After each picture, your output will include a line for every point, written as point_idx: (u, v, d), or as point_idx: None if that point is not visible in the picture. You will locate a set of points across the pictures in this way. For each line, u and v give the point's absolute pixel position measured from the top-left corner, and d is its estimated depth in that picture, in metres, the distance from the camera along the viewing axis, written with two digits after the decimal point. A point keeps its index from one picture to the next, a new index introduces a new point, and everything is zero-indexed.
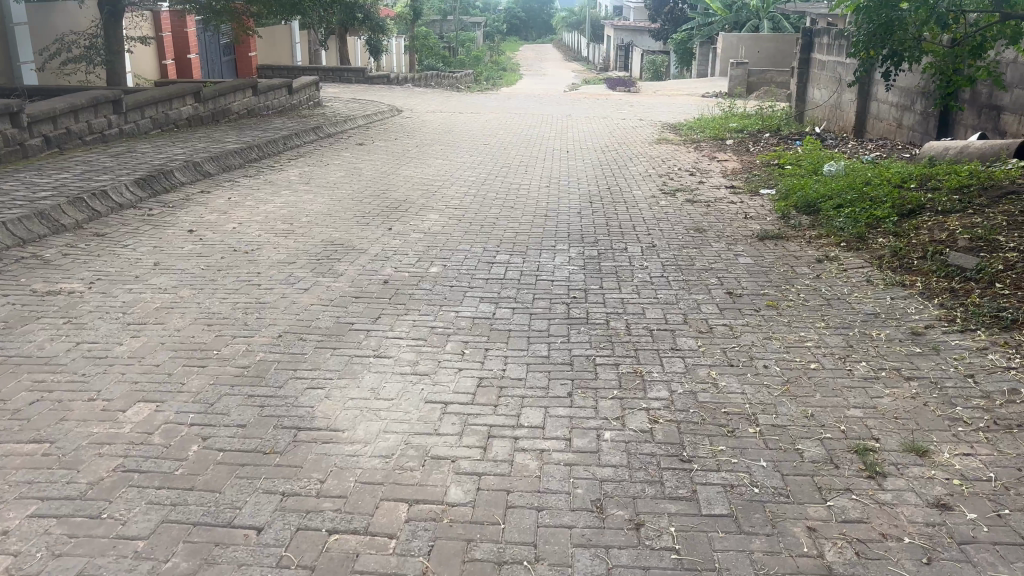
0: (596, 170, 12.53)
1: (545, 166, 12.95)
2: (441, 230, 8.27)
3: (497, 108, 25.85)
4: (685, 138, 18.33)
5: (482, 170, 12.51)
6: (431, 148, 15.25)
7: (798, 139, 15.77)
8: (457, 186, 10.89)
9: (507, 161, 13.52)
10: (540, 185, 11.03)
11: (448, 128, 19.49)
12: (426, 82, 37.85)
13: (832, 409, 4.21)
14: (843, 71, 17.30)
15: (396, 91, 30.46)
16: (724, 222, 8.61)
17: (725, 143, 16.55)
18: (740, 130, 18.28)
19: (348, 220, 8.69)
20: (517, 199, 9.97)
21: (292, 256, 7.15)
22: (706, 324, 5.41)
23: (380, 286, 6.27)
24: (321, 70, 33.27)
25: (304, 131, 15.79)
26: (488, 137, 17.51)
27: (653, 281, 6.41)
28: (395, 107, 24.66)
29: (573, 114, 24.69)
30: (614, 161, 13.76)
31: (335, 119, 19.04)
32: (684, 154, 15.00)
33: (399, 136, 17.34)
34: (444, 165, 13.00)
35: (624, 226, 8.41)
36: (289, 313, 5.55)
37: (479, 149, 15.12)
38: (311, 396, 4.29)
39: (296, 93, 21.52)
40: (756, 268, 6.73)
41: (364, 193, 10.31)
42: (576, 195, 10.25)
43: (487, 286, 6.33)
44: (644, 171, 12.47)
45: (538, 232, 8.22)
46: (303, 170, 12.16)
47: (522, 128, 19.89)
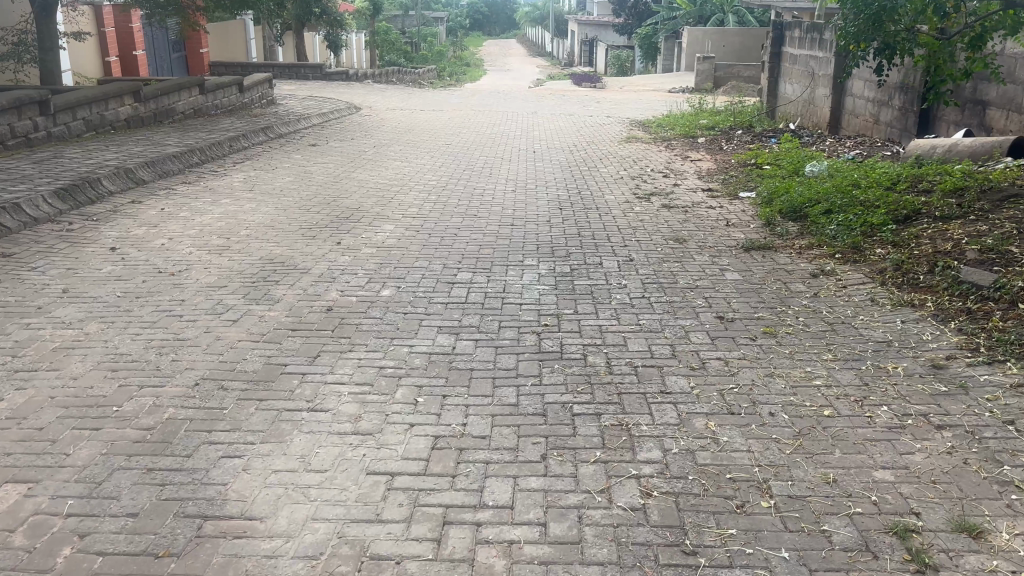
0: (563, 172, 11.80)
1: (510, 168, 12.19)
2: (395, 244, 7.48)
3: (460, 105, 25.03)
4: (655, 136, 17.67)
5: (443, 173, 11.71)
6: (389, 150, 14.39)
7: (772, 137, 15.18)
8: (414, 192, 10.08)
9: (470, 163, 12.72)
10: (505, 190, 10.26)
11: (408, 127, 18.65)
12: (387, 79, 36.90)
13: (857, 471, 3.47)
14: (817, 65, 16.73)
15: (355, 89, 29.49)
16: (704, 231, 7.92)
17: (696, 141, 15.92)
18: (711, 127, 17.67)
19: (292, 233, 7.88)
20: (480, 206, 9.20)
21: (223, 279, 6.33)
22: (697, 359, 4.67)
23: (321, 315, 5.46)
24: (278, 67, 32.19)
25: (253, 132, 14.89)
26: (451, 136, 16.68)
27: (633, 303, 5.68)
28: (354, 105, 23.74)
29: (539, 111, 23.93)
30: (583, 162, 13.04)
31: (288, 118, 18.11)
32: (655, 154, 14.33)
33: (357, 136, 16.47)
34: (403, 168, 12.19)
35: (597, 236, 7.68)
36: (211, 355, 4.74)
37: (440, 150, 14.31)
38: (225, 470, 3.50)
39: (247, 91, 20.55)
40: (746, 286, 6.03)
41: (314, 201, 9.48)
42: (544, 201, 9.51)
43: (446, 313, 5.55)
44: (614, 173, 11.76)
45: (503, 244, 7.46)
46: (248, 176, 11.28)
47: (486, 126, 19.08)
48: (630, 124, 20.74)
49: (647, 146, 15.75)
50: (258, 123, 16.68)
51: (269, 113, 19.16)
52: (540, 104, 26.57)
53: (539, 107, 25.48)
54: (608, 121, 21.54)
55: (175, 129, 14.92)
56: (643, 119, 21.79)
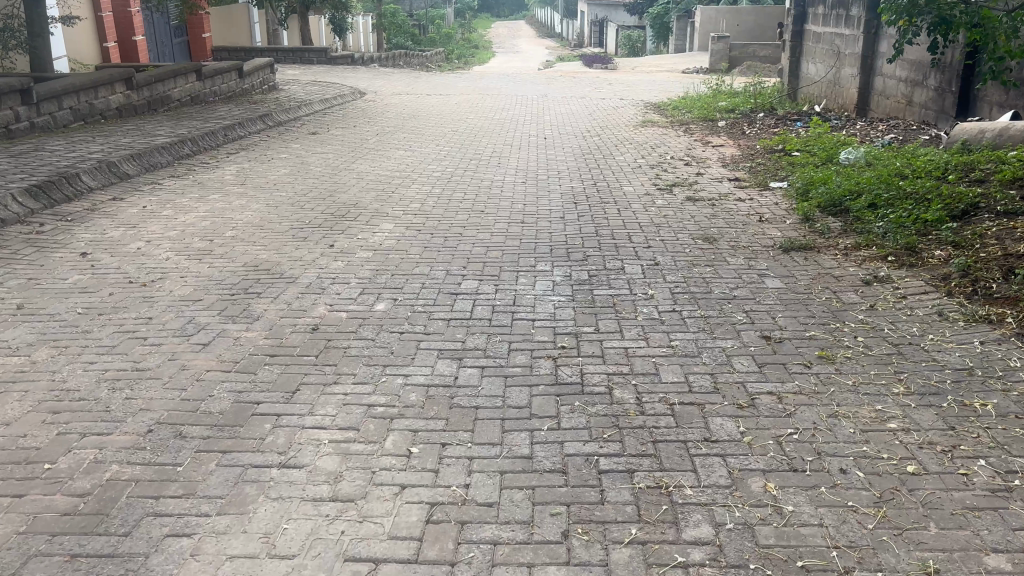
0: (577, 161, 11.03)
1: (520, 157, 11.43)
2: (393, 246, 6.77)
3: (468, 89, 24.23)
4: (672, 120, 16.86)
5: (449, 163, 10.98)
6: (392, 138, 13.66)
7: (797, 120, 14.37)
8: (416, 185, 9.35)
9: (477, 152, 11.98)
10: (514, 182, 9.52)
11: (413, 113, 17.90)
12: (393, 62, 36.08)
13: (962, 555, 2.76)
14: (842, 43, 15.87)
15: (360, 73, 28.73)
16: (735, 228, 7.17)
17: (716, 125, 15.12)
18: (731, 110, 16.86)
19: (282, 233, 7.18)
20: (487, 201, 8.46)
21: (199, 290, 5.65)
22: (744, 393, 3.95)
23: (305, 337, 4.77)
24: (281, 51, 31.43)
25: (250, 120, 14.17)
26: (458, 122, 15.91)
27: (663, 319, 4.94)
28: (358, 90, 22.98)
29: (550, 94, 23.10)
30: (597, 149, 12.27)
31: (288, 104, 17.38)
32: (674, 140, 13.53)
33: (359, 123, 15.72)
34: (406, 158, 11.46)
35: (616, 235, 6.94)
36: (172, 391, 4.04)
37: (446, 137, 13.57)
38: (170, 556, 2.81)
39: (246, 77, 19.81)
40: (791, 297, 5.29)
41: (309, 196, 8.79)
42: (556, 194, 8.77)
43: (447, 332, 4.84)
44: (631, 162, 10.99)
45: (513, 246, 6.74)
46: (241, 168, 10.58)
47: (495, 111, 18.30)
48: (644, 108, 19.90)
49: (664, 131, 14.94)
50: (257, 110, 15.96)
51: (269, 100, 18.43)
52: (551, 87, 25.73)
53: (549, 90, 24.64)
54: (621, 104, 20.70)
55: (168, 117, 14.22)
56: (658, 102, 20.94)
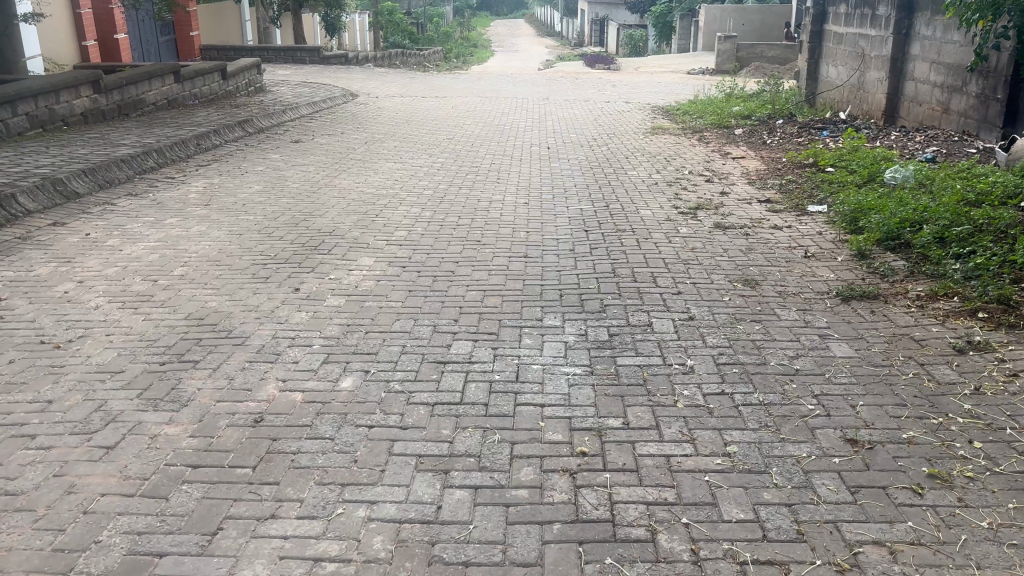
0: (584, 177, 9.88)
1: (521, 172, 10.28)
2: (369, 291, 5.63)
3: (467, 91, 23.08)
4: (683, 127, 15.73)
5: (443, 179, 9.84)
6: (381, 147, 12.51)
7: (821, 129, 13.26)
8: (402, 207, 8.21)
9: (475, 165, 10.85)
10: (514, 204, 8.38)
11: (406, 117, 16.80)
12: (389, 62, 34.92)
13: None
14: (868, 45, 14.73)
15: (354, 73, 27.58)
16: (778, 267, 6.06)
17: (732, 133, 14.01)
18: (747, 116, 15.75)
19: (240, 273, 6.05)
20: (485, 228, 7.31)
21: (123, 356, 4.52)
22: (841, 543, 2.83)
23: (243, 435, 3.64)
24: (272, 50, 30.27)
25: (228, 127, 13.06)
26: (454, 129, 14.76)
27: (711, 408, 3.82)
28: (350, 91, 21.87)
29: (552, 97, 21.96)
30: (606, 161, 11.12)
31: (273, 109, 16.25)
32: (689, 150, 12.39)
33: (348, 130, 14.59)
34: (395, 173, 10.31)
35: (638, 277, 5.80)
36: (46, 535, 2.92)
37: (441, 147, 12.44)
38: None
39: (229, 79, 18.69)
40: (869, 373, 4.18)
41: (279, 219, 7.68)
42: (562, 219, 7.62)
43: (431, 427, 3.70)
44: (645, 177, 9.86)
45: (515, 291, 5.60)
46: (210, 185, 9.45)
47: (494, 116, 17.15)
48: (653, 113, 18.75)
49: (677, 140, 13.81)
50: (237, 115, 14.81)
51: (253, 103, 17.29)
52: (553, 88, 24.58)
53: (551, 92, 23.50)
54: (629, 109, 19.53)
55: (138, 124, 13.08)
56: (666, 106, 19.79)
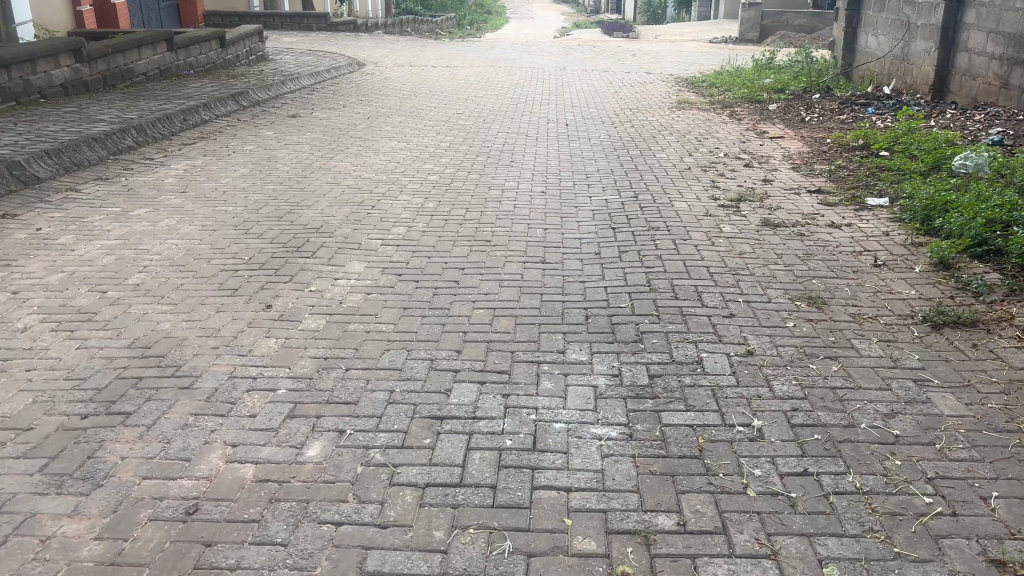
0: (608, 160, 8.87)
1: (537, 154, 9.28)
2: (356, 310, 4.69)
3: (479, 60, 21.96)
4: (711, 101, 14.63)
5: (450, 162, 8.85)
6: (384, 124, 11.51)
7: (864, 105, 12.17)
8: (400, 197, 7.24)
9: (486, 146, 9.84)
10: (528, 194, 7.40)
11: (414, 89, 15.78)
12: (400, 29, 33.71)
13: None
14: (914, 13, 13.52)
15: (361, 40, 26.47)
16: (845, 280, 5.08)
17: (766, 110, 12.94)
18: (780, 90, 14.64)
19: (205, 282, 5.12)
20: (495, 226, 6.34)
21: (37, 403, 3.59)
22: None
23: (166, 536, 2.71)
24: (278, 17, 29.13)
25: (220, 101, 12.10)
26: (464, 103, 13.71)
27: (794, 500, 2.86)
28: (357, 60, 20.81)
29: (568, 67, 20.83)
30: (629, 141, 10.08)
31: (271, 79, 15.24)
32: (721, 128, 11.33)
33: (350, 103, 13.58)
34: (397, 154, 9.33)
35: (678, 293, 4.83)
36: None
37: (449, 124, 11.44)
38: None
39: (228, 48, 17.70)
40: (993, 442, 3.21)
41: (263, 212, 6.75)
42: (584, 215, 6.65)
43: (420, 526, 2.76)
44: (675, 160, 8.84)
45: (530, 312, 4.65)
46: (191, 168, 8.50)
47: (507, 89, 16.08)
48: (676, 85, 17.61)
49: (705, 116, 12.73)
50: (231, 87, 13.81)
51: (251, 73, 16.27)
52: (569, 57, 23.42)
53: (567, 62, 22.34)
54: (650, 80, 18.40)
55: (124, 95, 12.11)
56: (691, 78, 18.65)
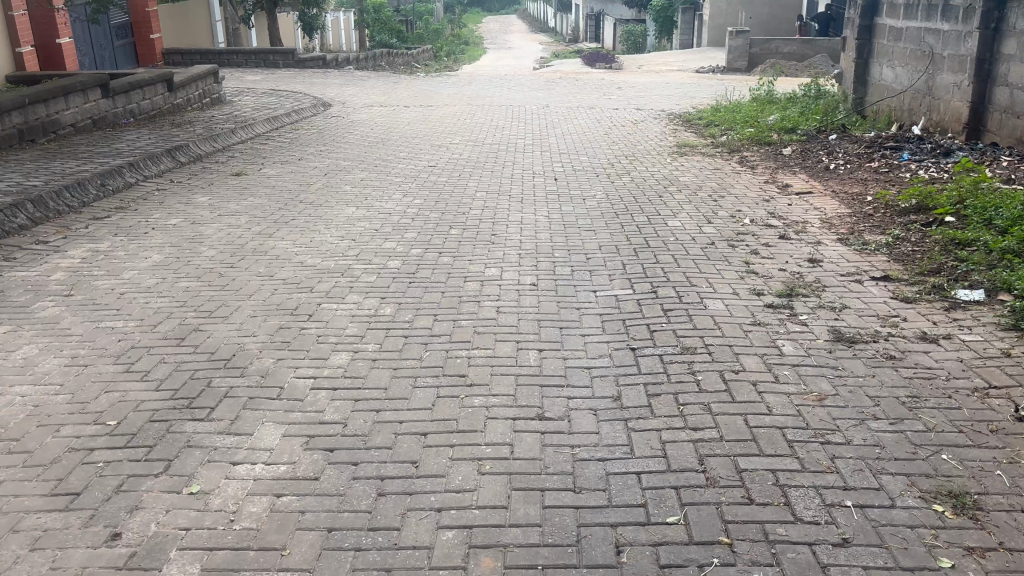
0: (611, 232, 7.23)
1: (524, 224, 7.63)
2: (254, 541, 3.00)
3: (455, 97, 20.43)
4: (713, 143, 13.10)
5: (416, 238, 7.19)
6: (342, 183, 9.87)
7: (894, 148, 10.68)
8: (348, 299, 5.56)
9: (462, 212, 8.21)
10: (515, 289, 5.73)
11: (384, 135, 14.18)
12: (374, 63, 32.20)
13: None
14: (938, 42, 12.07)
15: (330, 78, 24.93)
16: (988, 451, 3.46)
17: (780, 155, 11.42)
18: (790, 130, 13.16)
19: (34, 477, 3.41)
20: (471, 349, 4.66)
21: None
22: None
23: None
24: (241, 54, 27.54)
25: (153, 158, 10.43)
26: (437, 153, 12.10)
27: None
28: (323, 101, 19.21)
29: (552, 104, 19.31)
30: (631, 202, 8.46)
31: (220, 127, 13.59)
32: (734, 180, 9.76)
33: (307, 155, 11.93)
34: (353, 226, 7.66)
35: (751, 491, 3.18)
36: None
37: (420, 182, 9.81)
38: None
39: (176, 92, 16.10)
40: None
41: (163, 329, 5.07)
42: (592, 327, 4.98)
43: None
44: (692, 229, 7.21)
45: (525, 537, 2.97)
46: (93, 255, 6.82)
47: (487, 132, 14.48)
48: (671, 124, 16.09)
49: (713, 163, 11.17)
50: (172, 138, 12.15)
51: (200, 119, 14.60)
52: (553, 93, 21.91)
53: (550, 97, 20.83)
54: (641, 119, 16.89)
55: (39, 153, 10.42)
56: (687, 114, 17.17)
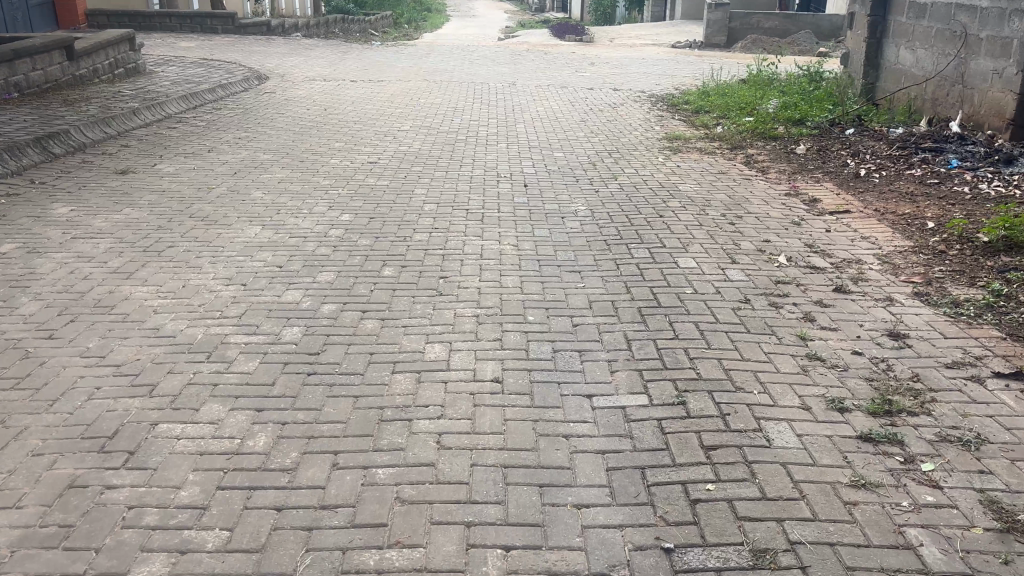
0: (601, 278, 5.29)
1: (486, 259, 5.66)
2: None
3: (411, 72, 18.26)
4: (708, 135, 11.21)
5: (332, 283, 5.18)
6: (253, 187, 7.81)
7: (932, 148, 8.84)
8: (203, 416, 3.53)
9: (403, 236, 6.21)
10: (466, 394, 3.70)
11: (321, 119, 12.07)
12: (326, 29, 29.79)
13: None
14: (974, 21, 10.18)
15: (272, 46, 22.58)
16: None
17: (790, 155, 9.58)
18: (795, 124, 11.33)
19: None
20: (384, 552, 2.68)
21: None
22: None
23: None
24: (176, 17, 25.01)
25: (14, 149, 8.24)
26: (382, 146, 10.07)
27: None
28: (260, 74, 16.99)
29: (518, 82, 17.28)
30: (623, 226, 6.51)
31: (120, 106, 11.38)
32: (746, 190, 7.86)
33: (221, 146, 9.82)
34: (249, 261, 5.63)
35: None
36: None
37: (355, 187, 7.80)
38: None
39: (77, 61, 13.77)
40: None
41: None
42: (592, 492, 2.97)
43: None
44: (713, 274, 5.29)
45: None
46: None
47: (444, 117, 12.44)
48: (653, 109, 14.18)
49: (714, 163, 9.28)
50: (53, 120, 9.93)
51: (102, 96, 12.34)
52: (519, 68, 19.86)
53: (516, 74, 18.79)
54: (619, 102, 14.96)
55: None
56: (670, 99, 15.27)
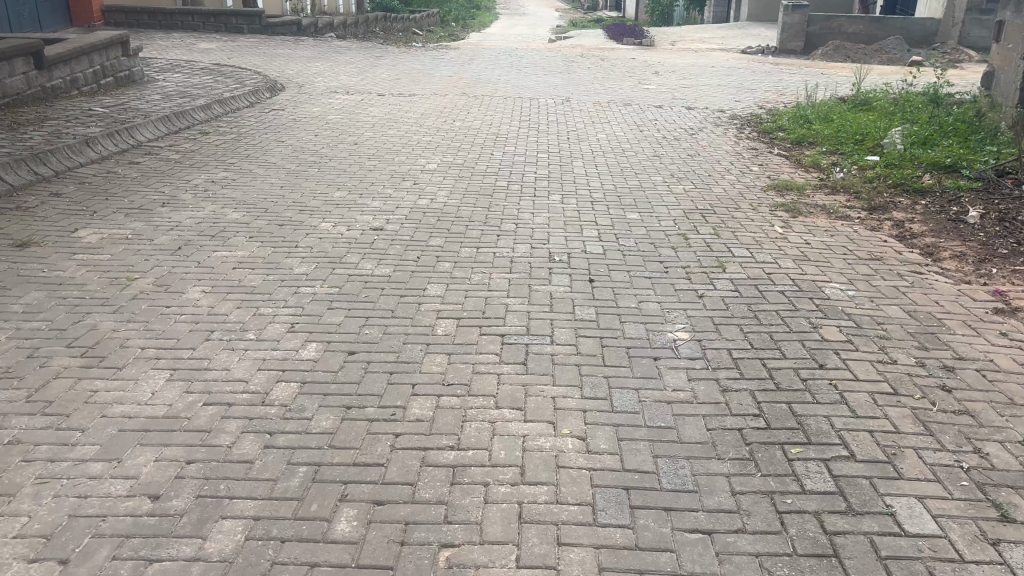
0: (757, 564, 2.70)
1: (530, 488, 3.10)
2: None
3: (452, 82, 15.81)
4: (827, 184, 8.55)
5: (228, 568, 2.67)
6: (192, 278, 5.34)
7: None
8: None
9: (392, 410, 3.67)
10: None
11: (329, 149, 9.63)
12: (364, 28, 27.43)
13: None
14: None
15: (299, 49, 20.22)
16: None
17: (959, 225, 6.88)
18: (942, 170, 8.61)
19: None
20: None
21: None
22: None
23: None
24: (198, 15, 22.80)
25: None
26: (397, 195, 7.60)
27: None
28: (276, 85, 14.67)
29: (574, 98, 14.71)
30: (763, 391, 3.88)
31: (75, 131, 9.02)
32: (928, 301, 5.17)
33: (186, 195, 7.41)
34: (99, 483, 3.13)
35: None
36: None
37: (340, 283, 5.29)
38: None
39: (45, 69, 11.46)
40: None
41: None
42: None
43: None
44: (982, 566, 2.68)
45: None
46: None
47: (482, 148, 9.93)
48: (741, 138, 11.50)
49: (854, 237, 6.61)
50: None
51: (63, 116, 10.01)
52: (574, 79, 17.24)
53: (570, 86, 16.16)
54: (698, 127, 12.27)
55: None
56: (760, 124, 12.58)
